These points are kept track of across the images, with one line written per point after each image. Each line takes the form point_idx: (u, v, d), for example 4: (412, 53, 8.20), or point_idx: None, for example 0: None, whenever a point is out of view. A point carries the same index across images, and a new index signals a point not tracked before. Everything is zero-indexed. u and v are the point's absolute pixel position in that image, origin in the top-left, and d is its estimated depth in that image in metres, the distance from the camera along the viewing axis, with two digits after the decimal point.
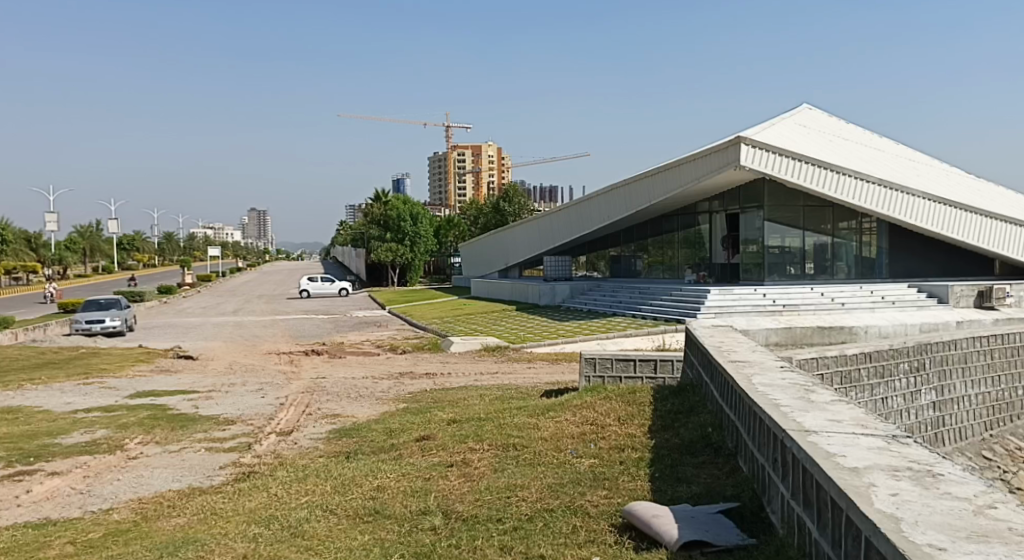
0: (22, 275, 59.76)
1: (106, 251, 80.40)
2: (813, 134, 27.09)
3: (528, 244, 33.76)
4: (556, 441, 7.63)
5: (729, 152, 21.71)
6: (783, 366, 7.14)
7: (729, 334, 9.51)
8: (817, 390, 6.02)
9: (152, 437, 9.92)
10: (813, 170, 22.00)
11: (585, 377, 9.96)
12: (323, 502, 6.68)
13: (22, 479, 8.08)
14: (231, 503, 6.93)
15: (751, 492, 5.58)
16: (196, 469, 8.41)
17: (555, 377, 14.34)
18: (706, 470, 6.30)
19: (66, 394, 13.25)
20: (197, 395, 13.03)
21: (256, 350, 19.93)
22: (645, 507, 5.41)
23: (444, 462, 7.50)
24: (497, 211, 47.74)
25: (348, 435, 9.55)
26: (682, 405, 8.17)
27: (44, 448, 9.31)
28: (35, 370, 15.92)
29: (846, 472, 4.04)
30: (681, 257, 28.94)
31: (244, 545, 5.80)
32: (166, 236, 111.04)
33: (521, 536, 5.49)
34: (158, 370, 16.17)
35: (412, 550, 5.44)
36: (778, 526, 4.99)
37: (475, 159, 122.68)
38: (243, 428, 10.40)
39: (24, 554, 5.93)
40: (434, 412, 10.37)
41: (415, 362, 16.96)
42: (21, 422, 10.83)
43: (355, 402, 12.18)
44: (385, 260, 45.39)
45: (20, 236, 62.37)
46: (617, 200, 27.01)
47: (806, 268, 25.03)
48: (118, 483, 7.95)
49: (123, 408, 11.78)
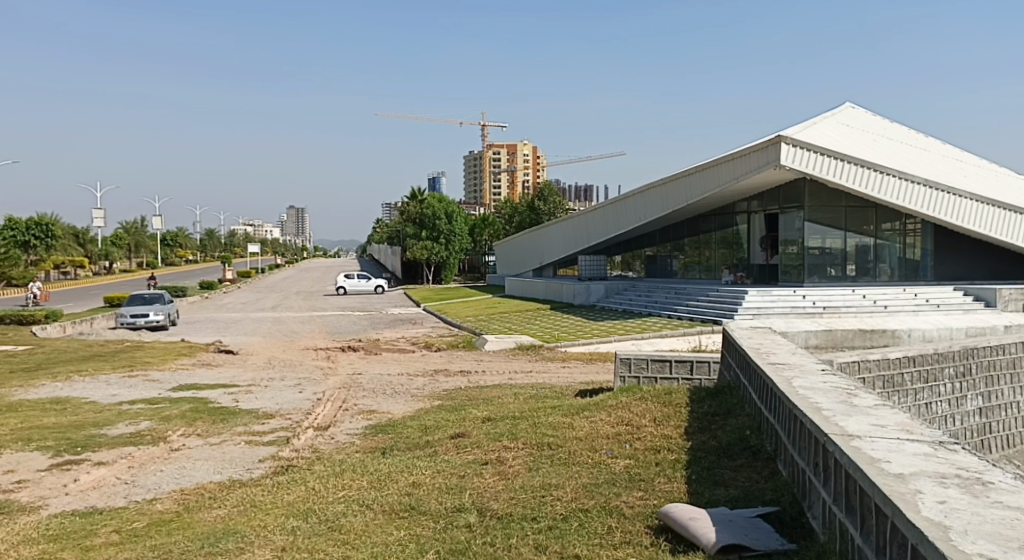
0: (70, 270, 61.09)
1: (150, 247, 82.01)
2: (856, 133, 26.59)
3: (563, 243, 33.69)
4: (590, 441, 7.61)
5: (769, 152, 21.40)
6: (824, 369, 7.04)
7: (768, 336, 9.39)
8: (859, 394, 5.93)
9: (194, 429, 10.11)
10: (855, 170, 21.60)
11: (620, 378, 9.92)
12: (360, 496, 6.75)
13: (70, 468, 8.30)
14: (270, 495, 7.03)
15: (791, 497, 5.50)
16: (237, 462, 8.55)
17: (590, 377, 14.27)
18: (744, 473, 6.24)
19: (112, 386, 13.57)
20: (237, 389, 13.24)
21: (294, 345, 20.19)
22: (681, 508, 5.38)
23: (480, 460, 7.53)
24: (533, 210, 47.67)
25: (383, 431, 9.63)
26: (719, 407, 8.08)
27: (91, 438, 9.54)
28: (83, 362, 16.34)
29: (891, 478, 3.97)
30: (719, 257, 28.66)
31: (282, 537, 5.88)
32: (208, 233, 113.10)
33: (556, 535, 5.48)
34: (199, 364, 16.48)
35: (448, 546, 5.46)
36: (819, 531, 4.92)
37: (510, 158, 122.72)
38: (282, 422, 10.54)
39: (72, 542, 6.08)
40: (469, 410, 10.40)
41: (450, 360, 17.04)
42: (68, 413, 11.12)
43: (390, 399, 12.28)
44: (420, 258, 45.64)
45: (69, 231, 64.04)
46: (653, 200, 26.83)
47: (847, 269, 24.63)
48: (161, 473, 8.12)
49: (166, 401, 12.03)
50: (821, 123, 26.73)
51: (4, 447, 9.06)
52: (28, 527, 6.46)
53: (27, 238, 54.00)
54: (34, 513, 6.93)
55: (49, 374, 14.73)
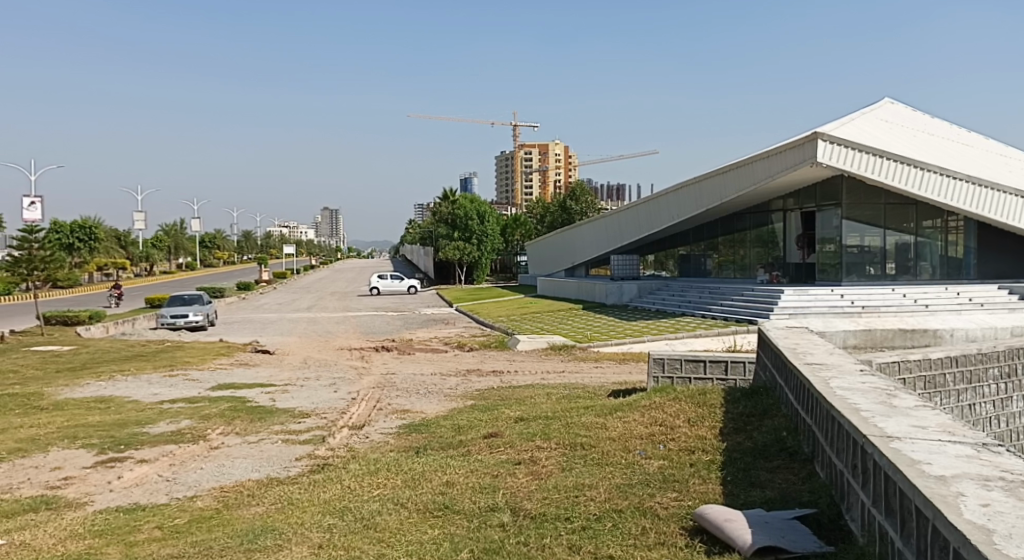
0: (112, 272, 62.24)
1: (189, 249, 83.54)
2: (895, 129, 26.14)
3: (595, 243, 33.58)
4: (624, 441, 7.59)
5: (806, 148, 21.06)
6: (863, 370, 6.94)
7: (804, 336, 9.25)
8: (900, 395, 5.82)
9: (232, 427, 10.30)
10: (894, 166, 21.21)
11: (654, 377, 9.87)
12: (394, 495, 6.81)
13: (114, 465, 8.50)
14: (307, 493, 7.13)
15: (829, 499, 5.43)
16: (274, 460, 8.69)
17: (623, 377, 14.25)
18: (781, 474, 6.17)
19: (153, 385, 13.86)
20: (274, 389, 13.46)
21: (329, 346, 20.44)
22: (716, 510, 5.34)
23: (513, 459, 7.56)
24: (564, 209, 47.51)
25: (417, 430, 9.70)
26: (755, 407, 7.98)
27: (133, 436, 9.75)
28: (125, 362, 16.70)
29: (932, 480, 3.91)
30: (754, 256, 28.35)
31: (319, 534, 5.96)
32: (245, 235, 114.63)
33: (590, 535, 5.49)
34: (237, 364, 16.78)
35: (481, 545, 5.50)
36: (857, 534, 4.86)
37: (543, 157, 122.47)
38: (318, 421, 10.69)
39: (117, 537, 6.22)
40: (502, 410, 10.42)
41: (482, 359, 17.12)
42: (112, 411, 11.38)
43: (424, 398, 12.37)
44: (453, 258, 45.92)
45: (111, 234, 65.38)
46: (687, 197, 26.61)
47: (886, 268, 24.18)
48: (202, 471, 8.28)
49: (206, 400, 12.27)
50: (860, 120, 26.27)
51: (50, 445, 9.30)
52: (75, 522, 6.63)
53: (71, 241, 55.46)
54: (80, 509, 7.11)
55: (93, 373, 15.12)
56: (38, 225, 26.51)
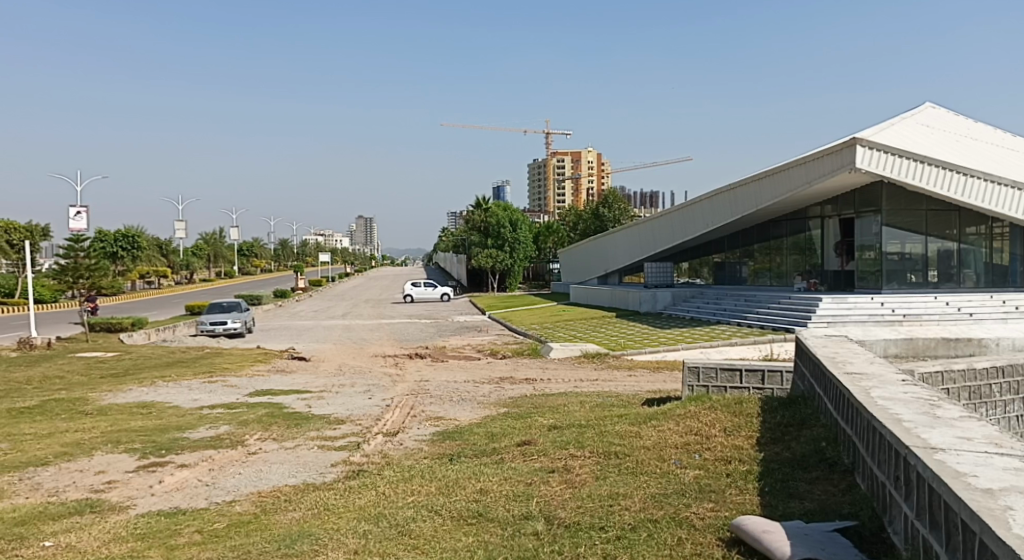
0: (154, 279, 63.45)
1: (229, 258, 84.86)
2: (937, 134, 25.65)
3: (628, 251, 33.42)
4: (659, 451, 7.53)
5: (844, 155, 20.75)
6: (904, 380, 6.78)
7: (844, 344, 9.09)
8: (944, 405, 5.69)
9: (270, 433, 10.42)
10: (936, 172, 20.79)
11: (689, 386, 9.79)
12: (428, 502, 6.84)
13: (155, 470, 8.65)
14: (342, 500, 7.18)
15: (871, 511, 5.33)
16: (311, 466, 8.76)
17: (657, 385, 14.15)
18: (821, 486, 6.08)
19: (194, 390, 14.10)
20: (310, 395, 13.62)
21: (364, 353, 20.61)
22: (754, 521, 5.29)
23: (546, 467, 7.53)
24: (598, 217, 47.34)
25: (451, 438, 9.73)
26: (793, 417, 7.87)
27: (174, 441, 9.92)
28: (166, 368, 17.01)
29: (979, 493, 3.82)
30: (791, 263, 28.00)
31: (354, 541, 6.00)
32: (282, 243, 116.04)
33: (625, 545, 5.45)
34: (274, 370, 16.99)
35: (515, 554, 5.50)
36: (900, 548, 4.76)
37: (576, 164, 122.32)
38: (353, 428, 10.77)
39: (158, 541, 6.34)
40: (535, 418, 10.41)
41: (515, 367, 17.12)
42: (154, 416, 11.61)
43: (458, 406, 12.40)
44: (485, 266, 46.04)
45: (154, 243, 66.62)
46: (722, 204, 26.38)
47: (928, 275, 23.66)
48: (240, 476, 8.39)
49: (244, 406, 12.44)
50: (900, 124, 25.82)
51: (95, 449, 9.49)
52: (118, 525, 6.77)
53: (115, 249, 56.68)
54: (123, 513, 7.25)
55: (136, 379, 15.43)
56: (84, 234, 27.13)
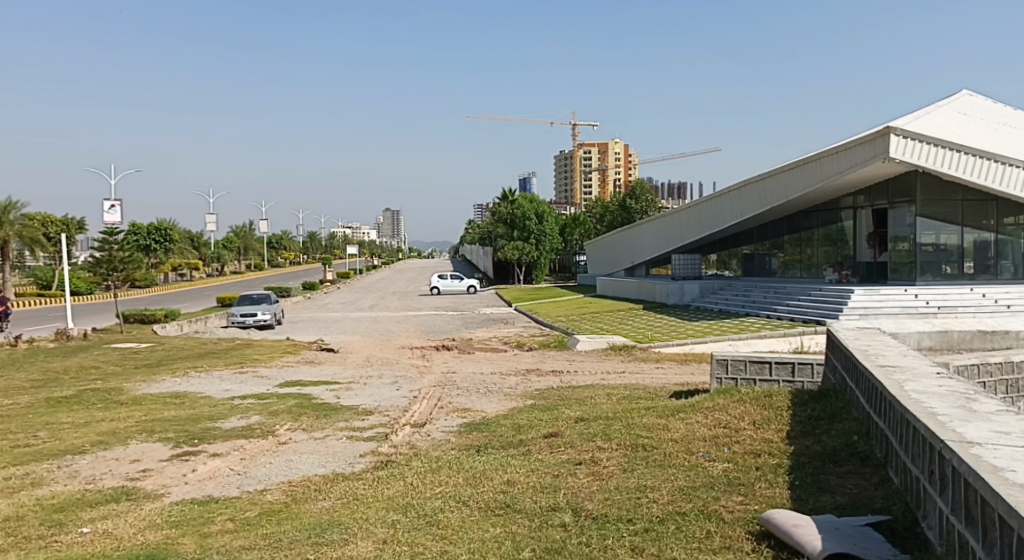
0: (186, 271, 64.20)
1: (259, 251, 85.68)
2: (974, 122, 25.12)
3: (655, 243, 33.22)
4: (686, 443, 7.49)
5: (877, 144, 20.37)
6: (939, 373, 6.65)
7: (877, 337, 8.97)
8: (981, 399, 5.59)
9: (299, 424, 10.53)
10: (971, 161, 20.41)
11: (717, 379, 9.75)
12: (456, 493, 6.86)
13: (188, 458, 8.79)
14: (371, 489, 7.24)
15: (904, 506, 5.25)
16: (340, 456, 8.84)
17: (685, 378, 14.04)
18: (852, 480, 6.01)
19: (225, 381, 14.30)
20: (338, 386, 13.72)
21: (391, 344, 20.72)
22: (785, 515, 5.25)
23: (573, 459, 7.53)
24: (624, 209, 47.09)
25: (478, 429, 9.76)
26: (824, 410, 7.78)
27: (206, 431, 10.06)
28: (198, 359, 17.26)
29: (1018, 489, 3.75)
30: (822, 255, 27.65)
31: (384, 530, 6.05)
32: (310, 235, 116.85)
33: (653, 538, 5.44)
34: (303, 361, 17.16)
35: (544, 545, 5.51)
36: (934, 543, 4.69)
37: (602, 156, 121.83)
38: (381, 419, 10.85)
39: (192, 528, 6.44)
40: (562, 410, 10.40)
41: (542, 359, 17.13)
42: (187, 406, 11.78)
43: (484, 397, 12.44)
44: (511, 258, 46.01)
45: (186, 236, 67.39)
46: (752, 194, 26.10)
47: (964, 267, 23.24)
48: (271, 466, 8.49)
49: (274, 396, 12.58)
50: (936, 112, 25.31)
51: (130, 438, 9.66)
52: (153, 513, 6.88)
53: (148, 243, 57.39)
54: (157, 500, 7.37)
55: (169, 369, 15.68)
56: (118, 227, 27.54)
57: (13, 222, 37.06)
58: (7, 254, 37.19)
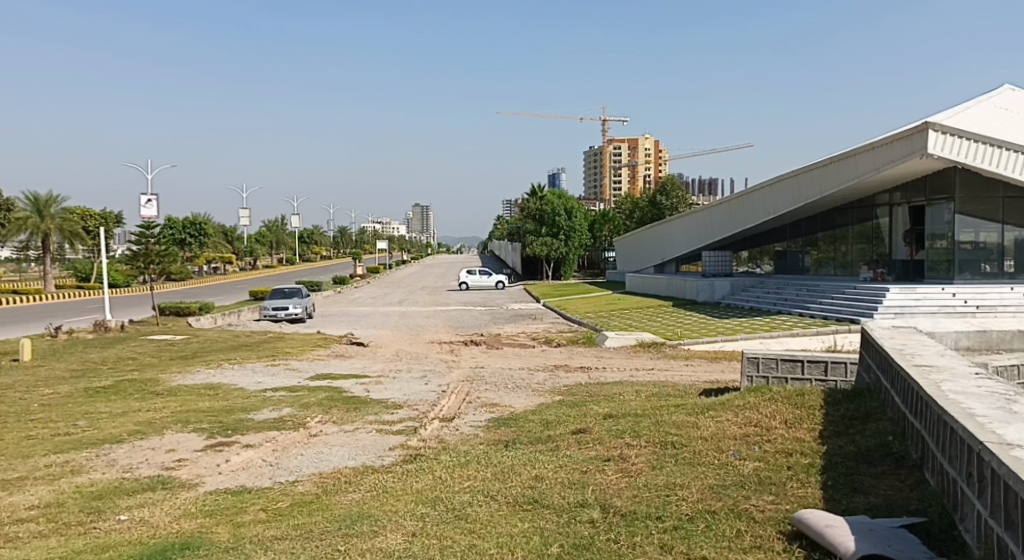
0: (220, 265, 65.11)
1: (291, 245, 86.56)
2: (1016, 117, 24.55)
3: (685, 240, 32.98)
4: (716, 441, 7.44)
5: (915, 140, 20.00)
6: (977, 373, 6.53)
7: (914, 336, 8.84)
8: (1021, 401, 5.47)
9: (330, 416, 10.63)
10: (1013, 157, 19.94)
11: (748, 377, 9.63)
12: (484, 487, 6.88)
13: (222, 449, 8.92)
14: (401, 482, 7.29)
15: (941, 507, 5.17)
16: (369, 449, 8.90)
17: (715, 376, 13.95)
18: (887, 481, 5.92)
19: (257, 373, 14.49)
20: (368, 380, 13.83)
21: (420, 339, 20.83)
22: (816, 515, 5.20)
23: (602, 456, 7.51)
24: (655, 205, 46.79)
25: (506, 424, 9.78)
26: (857, 410, 7.67)
27: (239, 422, 10.20)
28: (232, 351, 17.52)
29: None
30: (857, 253, 27.24)
31: (413, 523, 6.09)
32: (341, 230, 117.88)
33: (682, 536, 5.41)
34: (334, 355, 17.34)
35: (572, 541, 5.52)
36: (972, 546, 4.60)
37: (632, 152, 121.32)
38: (410, 413, 10.91)
39: (225, 518, 6.53)
40: (590, 406, 10.36)
41: (570, 355, 17.10)
42: (220, 398, 11.96)
43: (513, 393, 12.44)
44: (540, 254, 45.98)
45: (220, 230, 68.39)
46: (785, 190, 25.78)
47: (1004, 265, 22.67)
48: (302, 457, 8.58)
49: (305, 389, 12.72)
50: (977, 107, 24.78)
51: (165, 428, 9.82)
52: (187, 502, 6.99)
53: (183, 236, 58.36)
54: (192, 490, 7.49)
55: (203, 361, 15.93)
56: (154, 220, 28.03)
57: (54, 216, 37.84)
58: (47, 247, 37.96)
